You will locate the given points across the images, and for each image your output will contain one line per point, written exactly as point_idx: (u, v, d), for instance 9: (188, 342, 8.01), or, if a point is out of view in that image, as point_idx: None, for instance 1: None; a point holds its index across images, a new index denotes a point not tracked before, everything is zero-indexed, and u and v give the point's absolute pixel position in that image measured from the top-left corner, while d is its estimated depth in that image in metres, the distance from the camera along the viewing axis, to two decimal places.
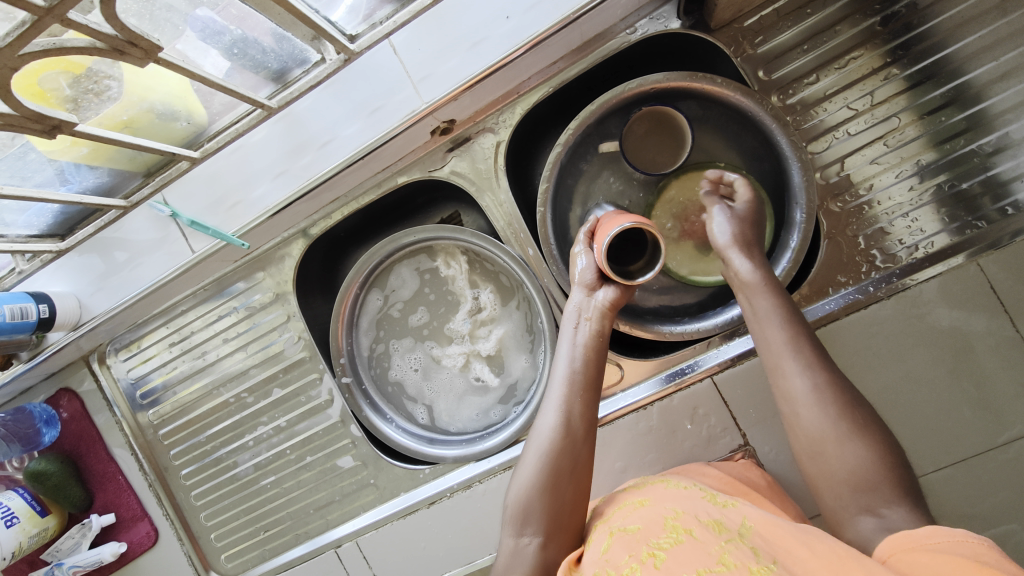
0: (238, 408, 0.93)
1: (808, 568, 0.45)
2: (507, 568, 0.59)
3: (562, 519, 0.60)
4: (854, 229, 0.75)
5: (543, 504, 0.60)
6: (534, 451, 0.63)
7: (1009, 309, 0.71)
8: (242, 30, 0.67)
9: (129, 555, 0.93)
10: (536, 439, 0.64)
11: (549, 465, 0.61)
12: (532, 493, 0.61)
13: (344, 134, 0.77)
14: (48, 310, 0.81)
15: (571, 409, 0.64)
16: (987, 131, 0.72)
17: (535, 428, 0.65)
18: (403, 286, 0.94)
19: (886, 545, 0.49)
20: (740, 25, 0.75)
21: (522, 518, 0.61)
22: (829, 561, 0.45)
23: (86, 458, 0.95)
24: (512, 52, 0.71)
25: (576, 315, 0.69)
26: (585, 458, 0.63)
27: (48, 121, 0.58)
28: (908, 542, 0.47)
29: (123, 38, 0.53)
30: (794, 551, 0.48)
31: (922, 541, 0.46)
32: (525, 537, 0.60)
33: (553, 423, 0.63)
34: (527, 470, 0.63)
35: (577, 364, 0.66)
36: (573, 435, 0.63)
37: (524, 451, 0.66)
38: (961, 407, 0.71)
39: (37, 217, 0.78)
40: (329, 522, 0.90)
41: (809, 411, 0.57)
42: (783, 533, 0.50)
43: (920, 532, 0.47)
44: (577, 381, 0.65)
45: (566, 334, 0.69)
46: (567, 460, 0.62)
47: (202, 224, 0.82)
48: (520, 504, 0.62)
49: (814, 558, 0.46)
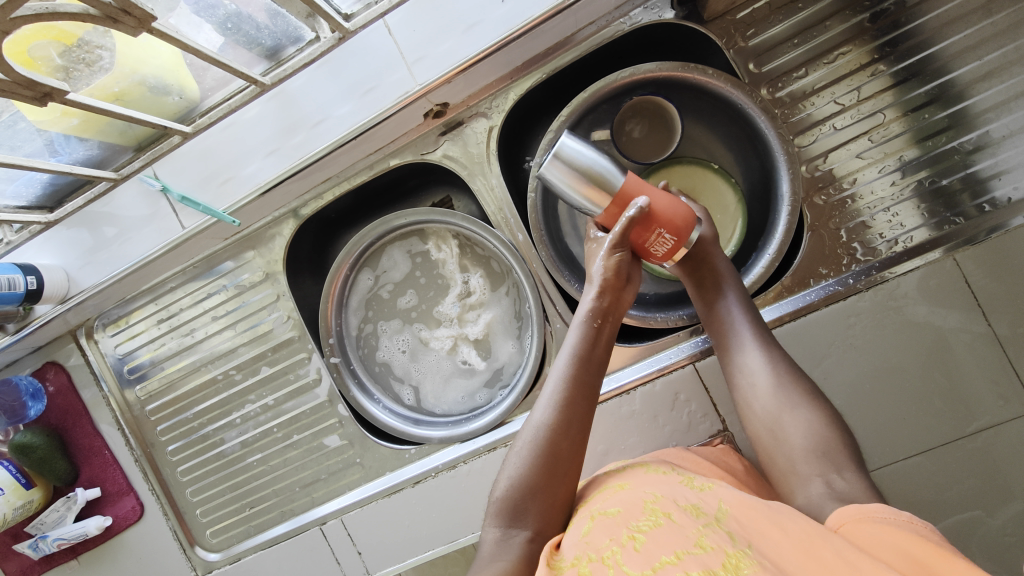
0: (226, 386, 0.94)
1: (782, 550, 0.49)
2: (491, 557, 0.59)
3: (551, 516, 0.62)
4: (836, 222, 0.76)
5: (534, 498, 0.61)
6: (528, 446, 0.63)
7: (982, 303, 0.73)
8: (237, 4, 0.67)
9: (114, 529, 0.93)
10: (529, 433, 0.64)
11: (545, 463, 0.62)
12: (524, 487, 0.61)
13: (337, 114, 0.78)
14: (35, 283, 0.81)
15: (569, 411, 0.64)
16: (968, 129, 0.74)
17: (527, 424, 0.65)
18: (394, 267, 0.94)
19: (834, 515, 0.53)
20: (732, 18, 0.76)
21: (514, 512, 0.61)
22: (803, 543, 0.49)
23: (72, 432, 0.95)
24: (507, 36, 0.72)
25: (596, 313, 0.67)
26: (576, 455, 0.64)
27: (39, 88, 0.58)
28: (857, 514, 0.52)
29: (117, 7, 0.53)
30: (766, 531, 0.51)
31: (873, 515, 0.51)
32: (514, 529, 0.60)
33: (550, 420, 0.63)
34: (519, 465, 0.63)
35: (574, 367, 0.65)
36: (567, 433, 0.63)
37: (513, 444, 0.66)
38: (932, 397, 0.73)
39: (25, 187, 0.78)
40: (315, 499, 0.91)
41: (765, 384, 0.65)
42: (756, 512, 0.53)
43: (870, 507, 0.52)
44: (578, 383, 0.65)
45: (576, 328, 0.67)
46: (560, 457, 0.62)
47: (193, 201, 0.82)
48: (510, 498, 0.62)
49: (788, 540, 0.50)
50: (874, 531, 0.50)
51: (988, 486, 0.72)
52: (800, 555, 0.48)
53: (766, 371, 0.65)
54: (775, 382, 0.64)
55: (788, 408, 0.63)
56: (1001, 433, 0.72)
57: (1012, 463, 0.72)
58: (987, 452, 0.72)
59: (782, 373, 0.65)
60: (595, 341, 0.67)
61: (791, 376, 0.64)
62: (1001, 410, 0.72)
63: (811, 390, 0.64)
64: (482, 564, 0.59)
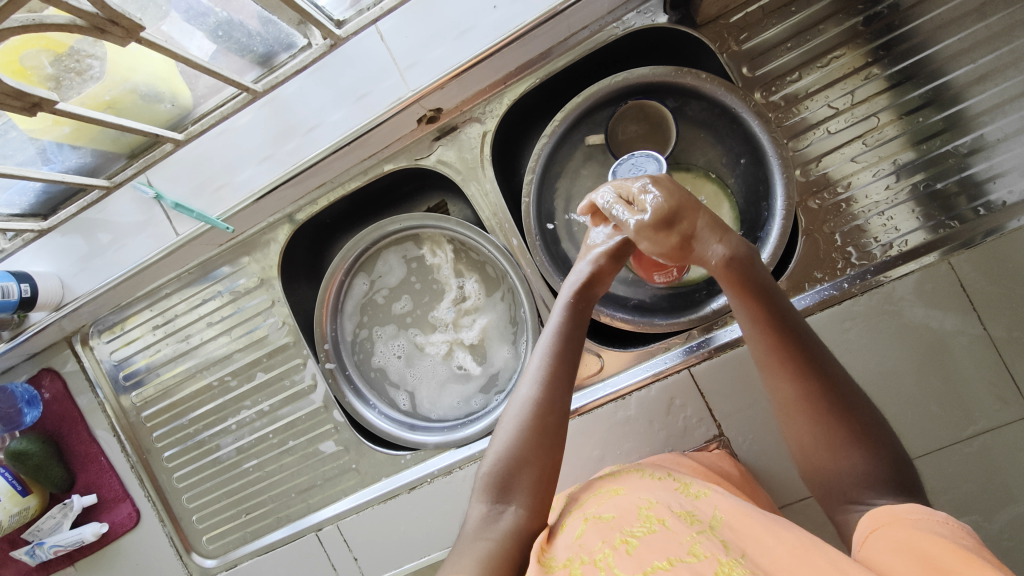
0: (222, 392, 0.94)
1: (774, 557, 0.48)
2: (475, 533, 0.58)
3: (540, 500, 0.61)
4: (831, 226, 0.76)
5: (522, 475, 0.61)
6: (510, 422, 0.64)
7: (978, 307, 0.73)
8: (227, 12, 0.67)
9: (110, 535, 0.93)
10: (515, 409, 0.64)
11: (531, 436, 0.62)
12: (512, 462, 0.61)
13: (330, 120, 0.78)
14: (29, 290, 0.81)
15: (556, 387, 0.64)
16: (963, 132, 0.74)
17: (513, 400, 0.65)
18: (390, 272, 0.94)
19: (866, 521, 0.50)
20: (726, 22, 0.76)
21: (501, 489, 0.61)
22: (795, 550, 0.48)
23: (68, 438, 0.95)
24: (500, 41, 0.72)
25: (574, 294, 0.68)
26: (560, 434, 0.63)
27: (28, 98, 0.58)
28: (887, 517, 0.49)
29: (104, 16, 0.52)
30: (760, 538, 0.50)
31: (900, 516, 0.48)
32: (501, 505, 0.60)
33: (536, 396, 0.64)
34: (505, 440, 0.63)
35: (558, 343, 0.66)
36: (553, 408, 0.63)
37: (500, 422, 0.66)
38: (929, 401, 0.73)
39: (18, 196, 0.78)
40: (311, 505, 0.91)
41: (799, 420, 0.57)
42: (751, 520, 0.53)
43: (901, 508, 0.49)
44: (562, 358, 0.65)
45: (560, 311, 0.68)
46: (549, 432, 0.63)
47: (187, 207, 0.82)
48: (498, 474, 0.61)
49: (781, 546, 0.49)
50: (897, 533, 0.47)
51: (986, 490, 0.72)
52: (792, 561, 0.47)
53: (798, 409, 0.57)
54: (812, 421, 0.56)
55: (828, 448, 0.55)
56: (998, 437, 0.72)
57: (1009, 467, 0.72)
58: (985, 457, 0.72)
59: (820, 413, 0.55)
60: (576, 325, 0.67)
61: (833, 411, 0.55)
62: (998, 414, 0.72)
63: (858, 424, 0.55)
64: (466, 540, 0.58)
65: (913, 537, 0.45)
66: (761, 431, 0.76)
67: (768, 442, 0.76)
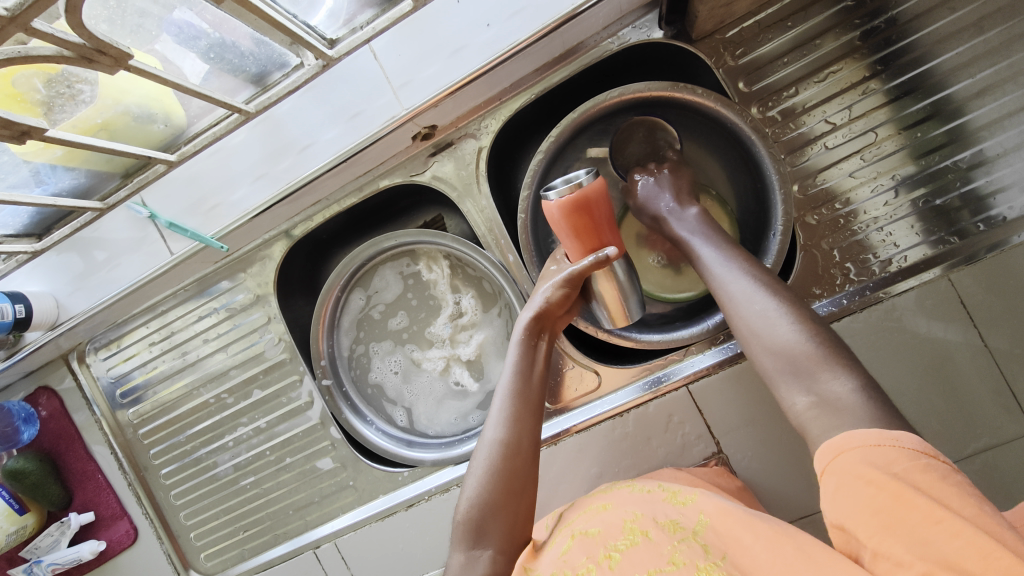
0: (218, 409, 0.93)
1: (757, 560, 0.48)
2: None
3: (516, 531, 0.61)
4: (830, 241, 0.75)
5: (498, 519, 0.61)
6: (478, 468, 0.63)
7: (978, 322, 0.72)
8: (220, 34, 0.66)
9: (108, 553, 0.93)
10: (483, 455, 0.64)
11: (499, 482, 0.62)
12: (485, 509, 0.61)
13: (325, 138, 0.78)
14: (24, 310, 0.81)
15: (520, 429, 0.64)
16: (964, 146, 0.73)
17: (482, 444, 0.65)
18: (387, 288, 0.94)
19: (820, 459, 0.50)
20: (722, 37, 0.75)
21: (476, 532, 0.60)
22: (771, 542, 0.49)
23: (65, 456, 0.95)
24: (494, 59, 0.71)
25: (535, 332, 0.70)
26: (533, 470, 0.64)
27: (16, 127, 0.57)
28: (836, 452, 0.48)
29: (92, 46, 0.52)
30: (743, 540, 0.50)
31: (841, 450, 0.48)
32: (478, 550, 0.59)
33: (502, 437, 0.64)
34: (476, 485, 0.62)
35: (518, 381, 0.67)
36: (520, 448, 0.64)
37: (470, 464, 0.66)
38: (930, 418, 0.73)
39: (13, 217, 0.78)
40: (309, 522, 0.91)
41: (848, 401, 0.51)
42: (734, 522, 0.53)
43: (840, 439, 0.48)
44: (524, 399, 0.66)
45: (514, 347, 0.69)
46: (519, 475, 0.63)
47: (181, 226, 0.82)
48: (472, 519, 0.61)
49: (758, 541, 0.50)
50: (845, 472, 0.46)
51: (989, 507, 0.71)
52: (770, 555, 0.47)
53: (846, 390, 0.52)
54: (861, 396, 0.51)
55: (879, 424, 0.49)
56: (1001, 454, 0.71)
57: (1011, 484, 0.71)
58: (987, 474, 0.71)
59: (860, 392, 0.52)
60: (532, 361, 0.69)
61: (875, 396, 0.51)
62: (1000, 430, 0.71)
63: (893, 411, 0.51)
64: None
65: (865, 484, 0.45)
66: (760, 449, 0.76)
67: (768, 460, 0.75)
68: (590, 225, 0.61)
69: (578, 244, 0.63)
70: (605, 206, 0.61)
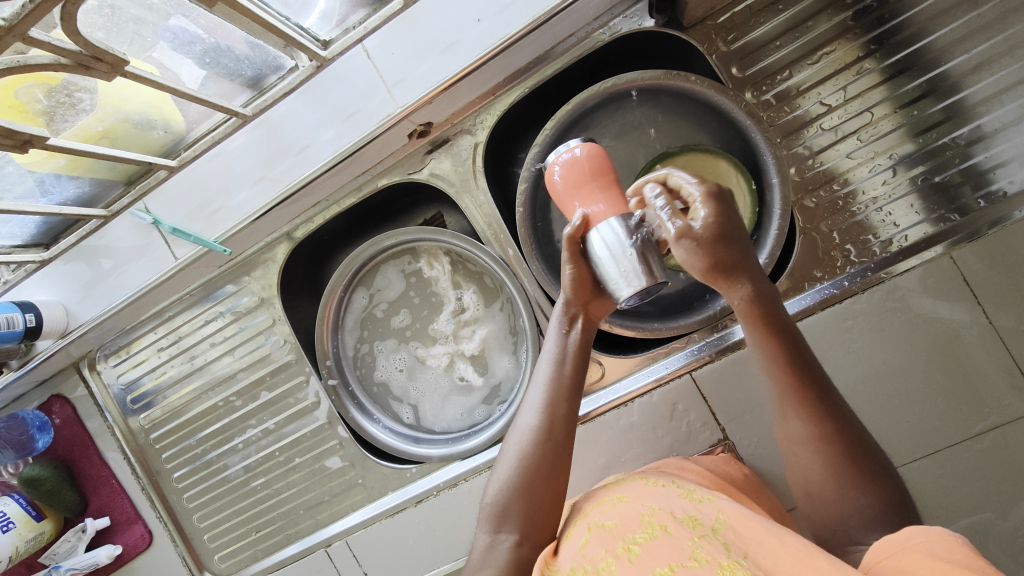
0: (227, 412, 0.94)
1: (777, 561, 0.47)
2: (480, 564, 0.60)
3: (541, 519, 0.61)
4: (829, 223, 0.75)
5: (522, 503, 0.61)
6: (513, 449, 0.64)
7: (982, 299, 0.71)
8: (215, 39, 0.67)
9: (124, 557, 0.94)
10: (516, 440, 0.65)
11: (530, 464, 0.62)
12: (511, 492, 0.62)
13: (321, 139, 0.79)
14: (34, 320, 0.82)
15: (554, 412, 0.64)
16: (962, 122, 0.72)
17: (514, 429, 0.66)
18: (389, 286, 0.94)
19: (870, 555, 0.47)
20: (713, 23, 0.75)
21: (500, 516, 0.61)
22: (797, 553, 0.47)
23: (79, 463, 0.96)
24: (484, 55, 0.72)
25: (568, 319, 0.68)
26: (562, 461, 0.63)
27: (18, 136, 0.59)
28: (891, 546, 0.46)
29: (88, 54, 0.54)
30: (764, 543, 0.50)
31: (901, 544, 0.45)
32: (502, 535, 0.61)
33: (535, 423, 0.64)
34: (507, 469, 0.63)
35: (557, 367, 0.66)
36: (551, 434, 0.63)
37: (502, 449, 0.67)
38: (936, 396, 0.72)
39: (19, 227, 0.78)
40: (320, 521, 0.92)
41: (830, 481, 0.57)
42: (755, 525, 0.52)
43: (900, 535, 0.46)
44: (559, 384, 0.65)
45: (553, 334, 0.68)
46: (548, 461, 0.62)
47: (184, 231, 0.83)
48: (499, 502, 0.62)
49: (783, 549, 0.48)
50: (898, 562, 0.44)
51: (1000, 486, 0.70)
52: (794, 562, 0.46)
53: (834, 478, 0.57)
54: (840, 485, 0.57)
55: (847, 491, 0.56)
56: (1010, 432, 0.70)
57: None
58: (998, 451, 0.70)
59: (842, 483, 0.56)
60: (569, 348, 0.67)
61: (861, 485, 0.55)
62: (1009, 407, 0.71)
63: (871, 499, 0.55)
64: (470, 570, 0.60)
65: (911, 564, 0.42)
66: (766, 434, 0.75)
67: (774, 445, 0.75)
68: (579, 184, 0.62)
69: (572, 205, 0.62)
70: (595, 167, 0.62)
